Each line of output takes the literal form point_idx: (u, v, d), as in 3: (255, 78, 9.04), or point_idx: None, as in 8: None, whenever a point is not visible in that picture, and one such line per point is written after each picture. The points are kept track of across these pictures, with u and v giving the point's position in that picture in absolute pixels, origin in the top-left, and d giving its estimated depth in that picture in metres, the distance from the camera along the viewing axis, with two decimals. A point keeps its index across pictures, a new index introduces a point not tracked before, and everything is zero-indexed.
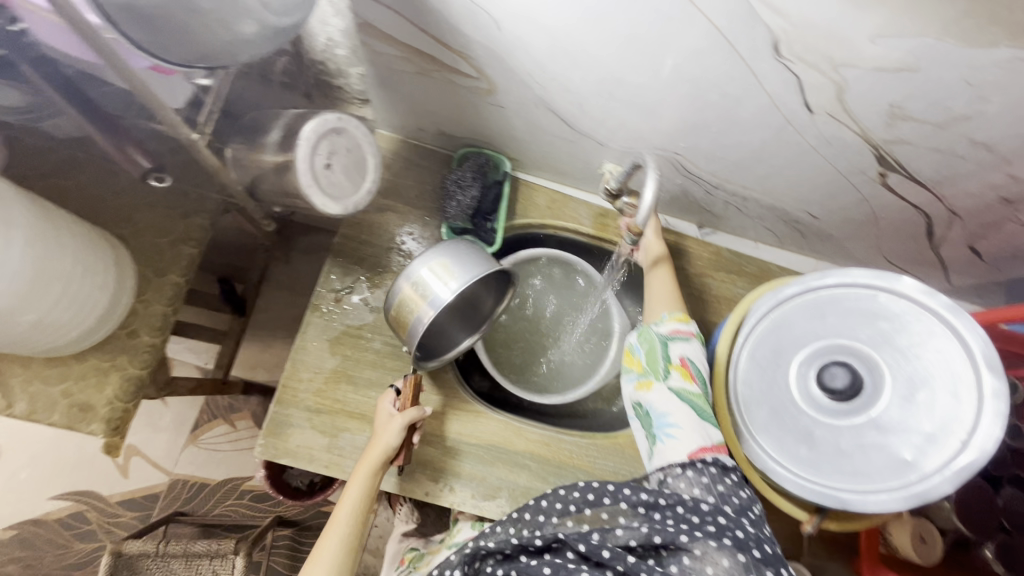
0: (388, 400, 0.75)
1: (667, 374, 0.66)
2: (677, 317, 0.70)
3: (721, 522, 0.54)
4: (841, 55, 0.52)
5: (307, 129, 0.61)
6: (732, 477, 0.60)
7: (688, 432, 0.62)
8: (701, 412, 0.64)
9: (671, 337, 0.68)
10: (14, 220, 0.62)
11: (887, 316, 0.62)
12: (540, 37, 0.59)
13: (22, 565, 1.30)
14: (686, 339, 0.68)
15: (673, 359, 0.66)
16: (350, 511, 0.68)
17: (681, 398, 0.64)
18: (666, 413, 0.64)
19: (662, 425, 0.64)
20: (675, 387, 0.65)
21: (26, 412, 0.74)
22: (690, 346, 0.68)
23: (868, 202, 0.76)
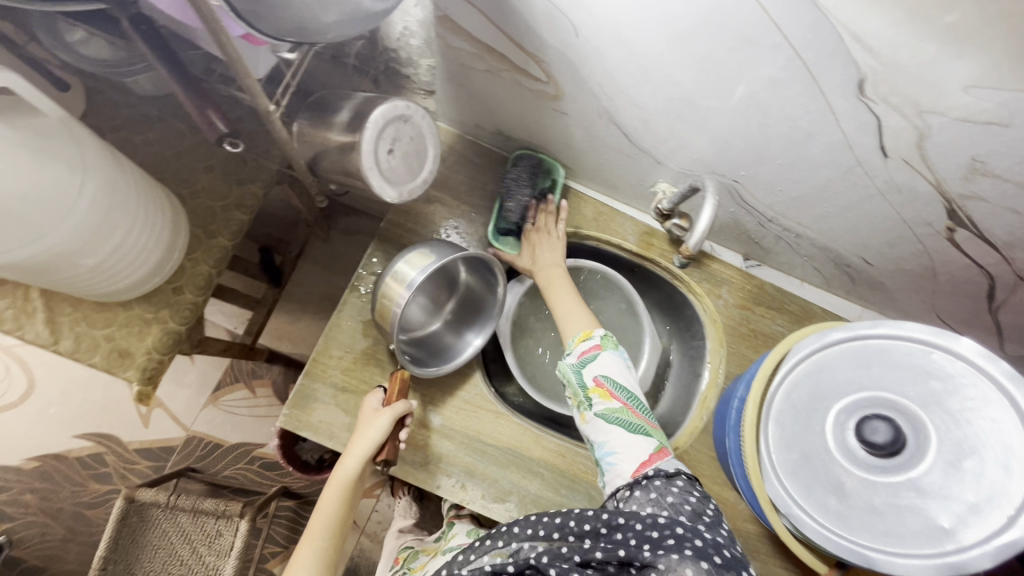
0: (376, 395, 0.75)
1: (590, 401, 0.66)
2: (580, 338, 0.72)
3: (680, 532, 0.50)
4: (928, 101, 0.51)
5: (375, 113, 0.62)
6: (677, 484, 0.59)
7: (625, 450, 0.62)
8: (633, 426, 0.64)
9: (580, 364, 0.69)
10: (89, 166, 0.65)
11: (939, 376, 0.60)
12: (616, 48, 0.59)
13: (38, 497, 1.34)
14: (594, 356, 0.69)
15: (588, 384, 0.67)
16: (333, 512, 0.68)
17: (611, 422, 0.64)
18: (605, 441, 0.64)
19: (604, 455, 0.64)
20: (599, 411, 0.65)
21: (70, 351, 0.77)
22: (601, 362, 0.68)
23: (928, 255, 0.74)
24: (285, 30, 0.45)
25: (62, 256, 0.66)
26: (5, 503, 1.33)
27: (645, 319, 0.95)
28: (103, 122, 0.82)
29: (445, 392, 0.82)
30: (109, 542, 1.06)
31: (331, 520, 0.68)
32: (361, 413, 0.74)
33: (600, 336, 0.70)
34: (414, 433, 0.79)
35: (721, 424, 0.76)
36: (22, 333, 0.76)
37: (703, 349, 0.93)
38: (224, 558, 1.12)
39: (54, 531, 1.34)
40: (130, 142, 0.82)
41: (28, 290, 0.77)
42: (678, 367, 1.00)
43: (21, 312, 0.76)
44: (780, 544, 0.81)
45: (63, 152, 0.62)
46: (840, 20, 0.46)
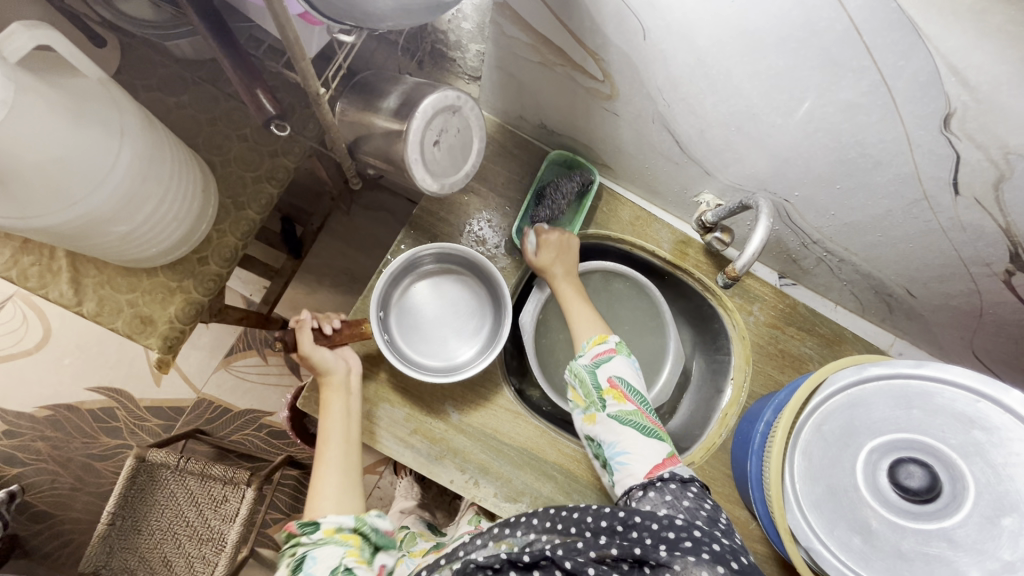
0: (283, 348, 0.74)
1: (603, 401, 0.66)
2: (596, 340, 0.72)
3: (698, 535, 0.49)
4: (1019, 143, 0.48)
5: (426, 102, 0.59)
6: (691, 491, 0.58)
7: (638, 455, 0.62)
8: (645, 429, 0.64)
9: (595, 364, 0.69)
10: (127, 129, 0.63)
11: (984, 427, 0.59)
12: (685, 55, 0.55)
13: (49, 445, 1.36)
14: (609, 357, 0.69)
15: (603, 385, 0.67)
16: (333, 434, 0.69)
17: (625, 423, 0.64)
18: (616, 441, 0.64)
19: (614, 455, 0.63)
20: (612, 412, 0.65)
21: (93, 313, 0.76)
22: (616, 364, 0.68)
23: (979, 294, 0.71)
24: (344, 13, 0.42)
25: (93, 222, 0.64)
26: (18, 448, 1.35)
27: (671, 326, 0.93)
28: (136, 81, 0.79)
29: (464, 386, 0.81)
30: (120, 497, 1.09)
31: (334, 439, 0.69)
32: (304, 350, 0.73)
33: (615, 341, 0.71)
34: (431, 426, 0.78)
35: (743, 445, 0.76)
36: (47, 292, 0.75)
37: (728, 364, 0.91)
38: (229, 523, 1.13)
39: (63, 480, 1.36)
40: (163, 103, 0.80)
41: (55, 249, 0.75)
42: (699, 378, 0.99)
43: (46, 271, 0.75)
44: (787, 567, 0.81)
45: (99, 113, 0.60)
46: (941, 50, 0.43)
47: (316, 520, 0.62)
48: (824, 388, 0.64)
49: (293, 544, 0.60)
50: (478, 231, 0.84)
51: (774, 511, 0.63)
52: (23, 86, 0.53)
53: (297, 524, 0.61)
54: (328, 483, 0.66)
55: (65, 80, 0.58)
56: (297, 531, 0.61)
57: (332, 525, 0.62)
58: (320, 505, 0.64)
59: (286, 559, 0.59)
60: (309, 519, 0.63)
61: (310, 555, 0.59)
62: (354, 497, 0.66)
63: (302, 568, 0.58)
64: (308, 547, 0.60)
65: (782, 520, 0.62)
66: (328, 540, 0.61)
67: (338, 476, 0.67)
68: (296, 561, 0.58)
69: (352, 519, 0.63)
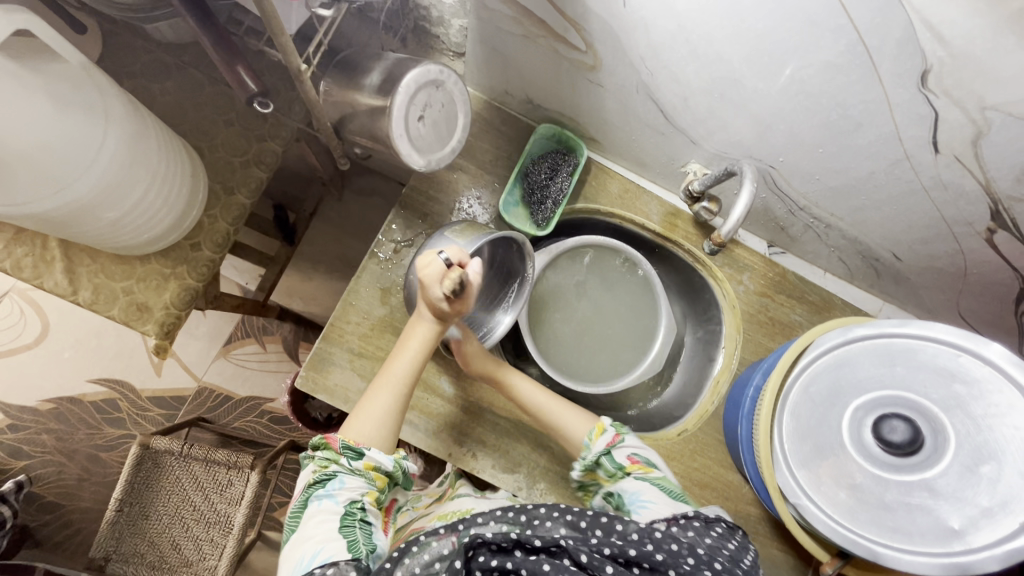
0: (419, 270, 0.63)
1: (626, 474, 0.66)
2: (596, 431, 0.70)
3: (722, 564, 0.48)
4: (994, 97, 0.48)
5: (409, 77, 0.60)
6: (715, 531, 0.54)
7: (664, 503, 0.60)
8: (671, 492, 0.63)
9: (606, 449, 0.68)
10: (113, 114, 0.63)
11: (964, 379, 0.60)
12: (666, 22, 0.55)
13: (53, 437, 1.37)
14: (619, 441, 0.69)
15: (623, 463, 0.66)
16: (407, 366, 0.66)
17: (653, 482, 0.63)
18: (639, 492, 0.62)
19: (635, 502, 0.61)
20: (641, 476, 0.64)
21: (89, 302, 0.77)
22: (628, 444, 0.69)
23: (963, 254, 0.72)
24: None
25: (84, 209, 0.65)
26: (23, 441, 1.36)
27: (662, 299, 0.94)
28: (118, 67, 0.78)
29: (460, 362, 0.82)
30: (126, 484, 1.11)
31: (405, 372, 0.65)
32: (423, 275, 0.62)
33: (614, 425, 0.71)
34: (428, 402, 0.80)
35: (734, 410, 0.78)
36: (42, 282, 0.75)
37: (720, 334, 0.93)
38: (235, 506, 1.15)
39: (69, 471, 1.37)
40: (147, 89, 0.79)
41: (47, 239, 0.76)
42: (692, 349, 1.00)
43: (39, 261, 0.75)
44: (779, 526, 0.83)
45: (83, 98, 0.60)
46: (915, 5, 0.43)
47: (360, 448, 0.59)
48: (811, 351, 0.65)
49: (329, 457, 0.59)
50: (468, 208, 0.85)
51: (763, 470, 0.65)
52: None
53: (341, 444, 0.59)
54: (367, 413, 0.62)
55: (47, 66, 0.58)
56: (337, 448, 0.58)
57: (372, 461, 0.59)
58: (365, 429, 0.61)
59: (317, 464, 0.59)
60: (352, 441, 0.60)
61: (339, 478, 0.58)
62: (395, 435, 0.63)
63: (327, 485, 0.57)
64: (340, 468, 0.58)
65: (771, 480, 0.65)
66: (362, 472, 0.59)
67: (392, 407, 0.63)
68: (325, 474, 0.58)
69: (391, 463, 0.60)
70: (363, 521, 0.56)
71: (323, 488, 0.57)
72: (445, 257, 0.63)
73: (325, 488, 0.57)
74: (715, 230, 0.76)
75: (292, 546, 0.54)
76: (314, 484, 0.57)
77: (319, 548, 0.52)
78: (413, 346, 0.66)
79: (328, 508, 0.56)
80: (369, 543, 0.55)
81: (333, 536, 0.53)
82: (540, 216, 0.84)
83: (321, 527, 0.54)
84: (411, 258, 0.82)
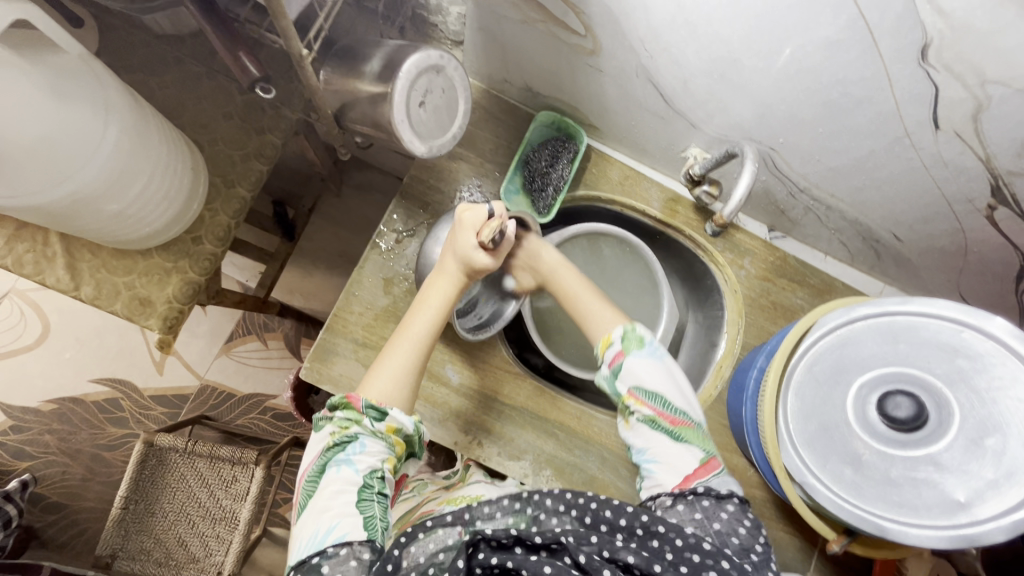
0: (461, 215, 0.70)
1: (630, 411, 0.59)
2: (603, 345, 0.65)
3: (723, 566, 0.45)
4: (993, 70, 0.49)
5: (409, 63, 0.60)
6: (727, 509, 0.52)
7: (669, 464, 0.55)
8: (678, 434, 0.57)
9: (612, 373, 0.62)
10: (114, 106, 0.63)
11: (967, 355, 0.61)
12: (665, 2, 0.55)
13: (56, 437, 1.37)
14: (622, 360, 0.62)
15: (621, 392, 0.61)
16: (427, 323, 0.67)
17: (654, 428, 0.57)
18: (644, 448, 0.58)
19: (642, 460, 0.58)
20: (645, 419, 0.58)
21: (91, 297, 0.77)
22: (633, 368, 0.60)
23: (964, 233, 0.73)
24: None
25: (85, 202, 0.64)
26: (26, 442, 1.36)
27: (664, 286, 0.94)
28: (115, 62, 0.78)
29: (465, 350, 0.82)
30: (131, 482, 1.11)
31: (425, 328, 0.67)
32: (465, 222, 0.69)
33: (620, 338, 0.63)
34: (434, 391, 0.80)
35: (738, 393, 0.78)
36: (43, 278, 0.75)
37: (722, 319, 0.93)
38: (240, 502, 1.16)
39: (73, 471, 1.37)
40: (145, 84, 0.79)
41: (47, 234, 0.75)
42: (694, 335, 1.01)
43: (41, 257, 0.75)
44: (785, 507, 0.83)
45: (83, 91, 0.60)
46: None
47: (384, 408, 0.60)
48: (815, 331, 0.66)
49: (350, 419, 0.59)
50: (469, 197, 0.85)
51: (769, 450, 0.65)
52: None
53: (364, 403, 0.59)
54: (387, 365, 0.64)
55: (47, 58, 0.58)
56: (360, 409, 0.59)
57: (394, 423, 0.60)
58: (386, 388, 0.62)
59: (337, 426, 0.59)
60: (373, 401, 0.61)
61: (360, 441, 0.57)
62: (413, 395, 0.64)
63: (347, 448, 0.57)
64: (362, 430, 0.58)
65: (777, 460, 0.65)
66: (383, 437, 0.59)
67: (413, 363, 0.65)
68: (346, 437, 0.57)
69: (411, 427, 0.61)
70: (380, 494, 0.56)
71: (343, 452, 0.57)
72: (489, 208, 0.70)
73: (345, 453, 0.56)
74: (716, 212, 0.77)
75: (307, 515, 0.54)
76: (333, 449, 0.57)
77: (334, 523, 0.52)
78: (436, 301, 0.68)
79: (346, 475, 0.55)
80: (384, 518, 0.55)
81: (349, 511, 0.53)
82: (541, 204, 0.84)
83: (337, 499, 0.54)
84: (413, 247, 0.82)
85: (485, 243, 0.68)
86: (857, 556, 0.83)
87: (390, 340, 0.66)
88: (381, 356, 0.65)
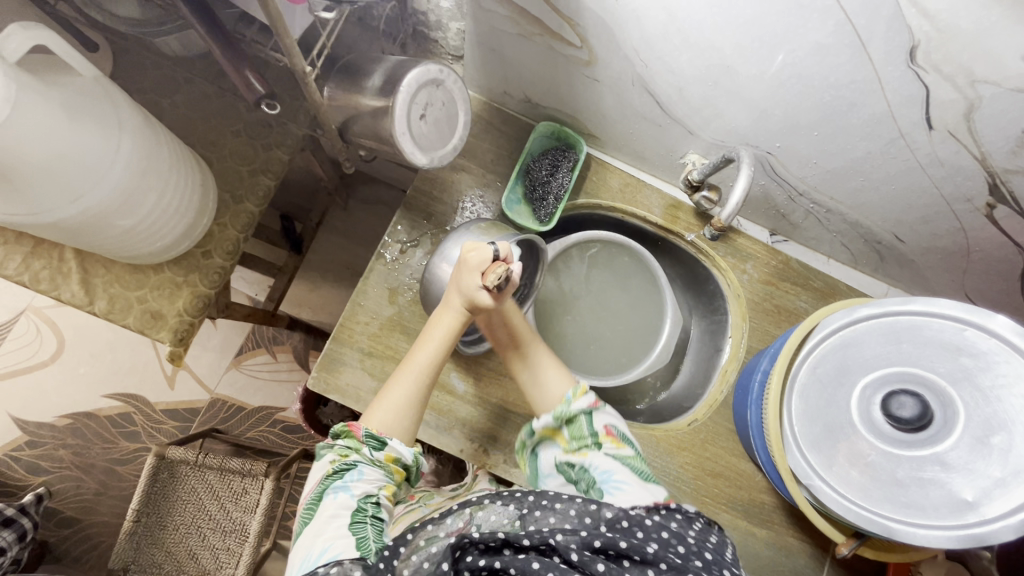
0: (465, 254, 0.65)
1: (599, 444, 0.64)
2: (580, 390, 0.67)
3: (708, 557, 0.49)
4: (982, 69, 0.49)
5: (409, 78, 0.62)
6: (696, 525, 0.53)
7: (636, 489, 0.60)
8: (642, 474, 0.63)
9: (591, 411, 0.66)
10: (124, 125, 0.65)
11: (971, 353, 0.61)
12: (657, 13, 0.57)
13: (70, 452, 1.39)
14: (599, 406, 0.67)
15: (598, 431, 0.65)
16: (432, 355, 0.66)
17: (624, 462, 0.63)
18: (610, 472, 0.62)
19: (607, 482, 0.61)
20: (614, 453, 0.64)
21: (105, 311, 0.79)
22: (607, 415, 0.67)
23: (965, 232, 0.73)
24: None
25: (97, 217, 0.66)
26: (41, 457, 1.38)
27: (667, 292, 0.94)
28: (129, 84, 0.81)
29: (470, 359, 0.82)
30: (142, 495, 1.12)
31: (429, 360, 0.66)
32: (470, 264, 0.64)
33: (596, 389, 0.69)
34: (440, 399, 0.81)
35: (743, 396, 0.78)
36: (59, 293, 0.77)
37: (726, 323, 0.93)
38: (250, 514, 1.17)
39: (87, 485, 1.39)
40: (156, 104, 0.82)
41: (63, 251, 0.78)
42: (699, 340, 1.01)
43: (56, 273, 0.77)
44: (794, 512, 0.83)
45: (96, 111, 0.63)
46: None
47: (383, 438, 0.61)
48: (817, 332, 0.66)
49: (350, 446, 0.61)
50: (472, 207, 0.86)
51: (774, 452, 0.66)
52: (19, 84, 0.55)
53: (365, 433, 0.61)
54: (389, 400, 0.63)
55: (63, 80, 0.60)
56: (361, 437, 0.60)
57: (393, 453, 0.61)
58: (387, 418, 0.62)
59: (337, 453, 0.61)
60: (374, 430, 0.61)
61: (358, 468, 0.59)
62: (413, 426, 0.64)
63: (345, 475, 0.59)
64: (361, 457, 0.60)
65: (782, 462, 0.65)
66: (381, 464, 0.61)
67: (416, 396, 0.65)
68: (344, 464, 0.59)
69: (410, 457, 0.62)
70: (375, 518, 0.57)
71: (340, 479, 0.59)
72: (494, 250, 0.65)
73: (342, 480, 0.58)
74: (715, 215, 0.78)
75: (303, 538, 0.56)
76: (331, 475, 0.59)
77: (328, 546, 0.53)
78: (440, 336, 0.66)
79: (342, 501, 0.57)
80: (378, 540, 0.55)
81: (342, 533, 0.54)
82: (542, 213, 0.85)
83: (332, 523, 0.55)
84: (417, 258, 0.84)
85: (489, 289, 0.63)
86: (870, 561, 0.82)
87: (395, 368, 0.66)
88: (384, 388, 0.65)
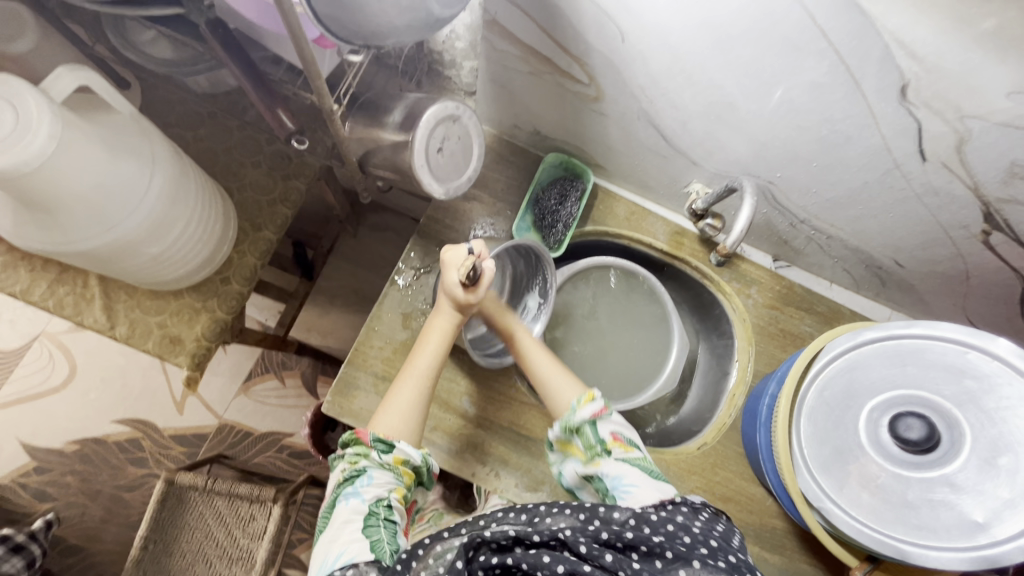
0: (442, 257, 0.71)
1: (607, 451, 0.65)
2: (586, 397, 0.68)
3: (714, 545, 0.50)
4: (970, 106, 0.53)
5: (427, 113, 0.65)
6: (703, 515, 0.56)
7: (646, 489, 0.60)
8: (653, 473, 0.63)
9: (591, 421, 0.67)
10: (159, 157, 0.69)
11: (974, 375, 0.62)
12: (661, 54, 0.61)
13: (77, 478, 1.39)
14: (605, 414, 0.68)
15: (605, 438, 0.66)
16: (429, 358, 0.70)
17: (631, 463, 0.63)
18: (620, 476, 0.62)
19: (618, 487, 0.62)
20: (622, 457, 0.64)
21: (125, 336, 0.81)
22: (613, 420, 0.68)
23: (963, 258, 0.75)
24: (353, 35, 0.48)
25: (127, 246, 0.69)
26: (47, 483, 1.38)
27: (673, 316, 0.97)
28: (157, 118, 0.85)
29: (482, 384, 0.84)
30: (151, 521, 1.11)
31: (427, 364, 0.70)
32: (444, 262, 0.70)
33: (604, 397, 0.69)
34: (452, 423, 0.82)
35: (752, 419, 0.79)
36: (82, 318, 0.79)
37: (733, 347, 0.95)
38: (257, 541, 1.17)
39: (93, 512, 1.38)
40: (182, 138, 0.86)
41: (88, 278, 0.80)
42: (706, 365, 1.03)
43: (80, 299, 0.79)
44: (807, 537, 0.83)
45: (134, 145, 0.67)
46: (887, 27, 0.48)
47: (391, 441, 0.63)
48: (824, 356, 0.67)
49: (359, 453, 0.63)
50: (482, 234, 0.89)
51: (785, 474, 0.67)
52: (65, 121, 0.59)
53: (371, 437, 0.62)
54: (389, 404, 0.67)
55: (103, 118, 0.65)
56: (368, 442, 0.62)
57: (401, 455, 0.63)
58: (393, 422, 0.65)
59: (348, 461, 0.63)
60: (381, 435, 0.64)
61: (368, 473, 0.61)
62: (419, 427, 0.67)
63: (356, 481, 0.60)
64: (370, 463, 0.62)
65: (793, 484, 0.66)
66: (391, 467, 0.62)
67: (417, 400, 0.68)
68: (355, 471, 0.61)
69: (419, 458, 0.64)
70: (387, 520, 0.58)
71: (352, 486, 0.60)
72: (468, 247, 0.71)
73: (354, 486, 0.60)
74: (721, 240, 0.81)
75: (320, 544, 0.57)
76: (344, 483, 0.61)
77: (343, 550, 0.54)
78: (435, 339, 0.71)
79: (354, 506, 0.58)
80: (392, 542, 0.57)
81: (354, 538, 0.55)
82: (552, 239, 0.88)
83: (346, 528, 0.56)
84: (430, 283, 0.86)
85: (465, 281, 0.69)
86: None
87: (396, 377, 0.70)
88: (386, 394, 0.68)
